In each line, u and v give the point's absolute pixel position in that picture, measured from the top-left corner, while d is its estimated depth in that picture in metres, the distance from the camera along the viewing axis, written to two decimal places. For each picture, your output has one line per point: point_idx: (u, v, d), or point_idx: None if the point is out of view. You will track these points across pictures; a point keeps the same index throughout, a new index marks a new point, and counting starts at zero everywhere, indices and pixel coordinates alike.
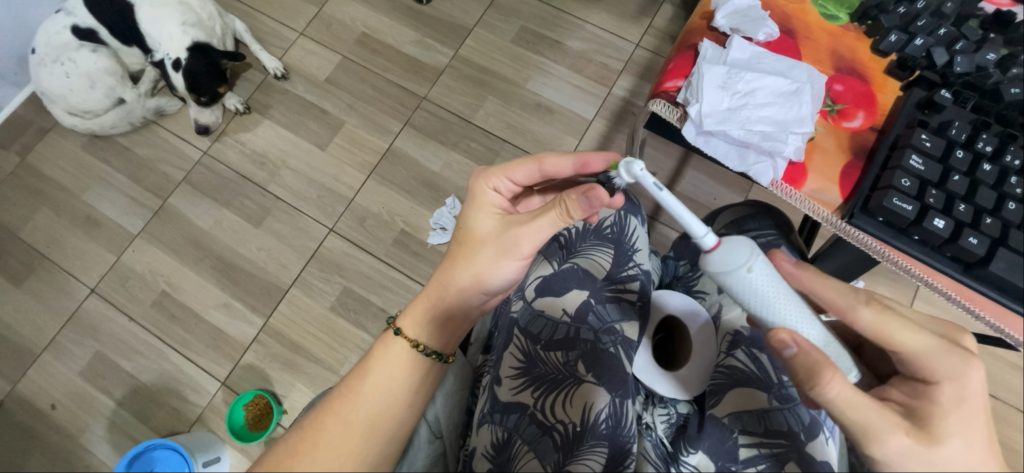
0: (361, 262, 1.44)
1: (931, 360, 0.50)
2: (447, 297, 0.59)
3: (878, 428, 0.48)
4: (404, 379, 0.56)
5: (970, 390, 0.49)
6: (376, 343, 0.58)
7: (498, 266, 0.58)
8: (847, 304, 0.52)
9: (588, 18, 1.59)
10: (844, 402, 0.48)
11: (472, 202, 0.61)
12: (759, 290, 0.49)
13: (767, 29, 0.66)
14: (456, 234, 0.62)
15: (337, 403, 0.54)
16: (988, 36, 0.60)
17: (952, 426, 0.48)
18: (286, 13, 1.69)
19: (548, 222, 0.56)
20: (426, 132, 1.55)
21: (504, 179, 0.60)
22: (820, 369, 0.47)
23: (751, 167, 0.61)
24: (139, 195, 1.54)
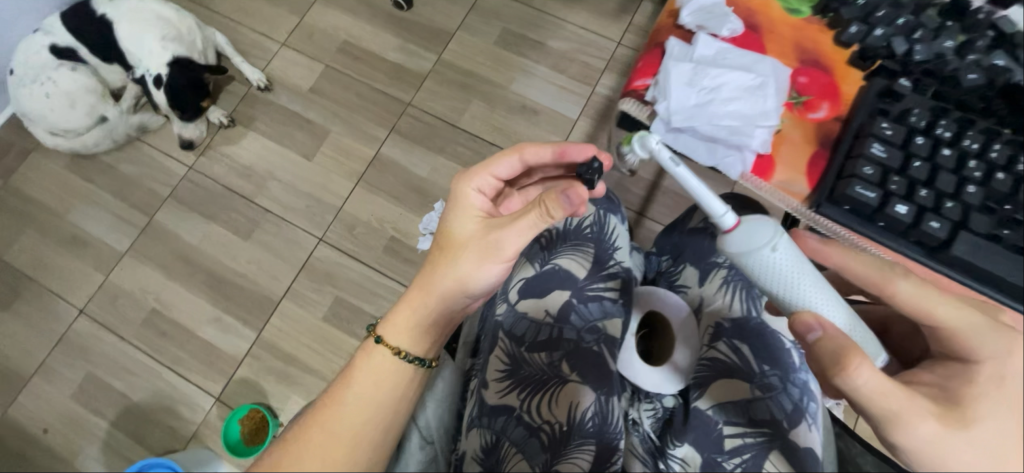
0: (352, 271, 1.44)
1: (979, 339, 0.51)
2: (429, 303, 0.59)
3: (911, 412, 0.49)
4: (389, 389, 0.56)
5: (1010, 373, 0.50)
6: (359, 351, 0.60)
7: (477, 271, 0.59)
8: (884, 279, 0.53)
9: (569, 18, 1.60)
10: (873, 390, 0.49)
11: (452, 207, 0.63)
12: (778, 274, 0.53)
13: (731, 25, 0.66)
14: (437, 238, 0.63)
15: (321, 412, 0.54)
16: (947, 24, 0.60)
17: (986, 409, 0.49)
18: (266, 23, 1.68)
19: (525, 224, 0.57)
20: (412, 137, 1.55)
21: (486, 178, 0.63)
22: (846, 353, 0.49)
23: (719, 161, 0.62)
24: (126, 213, 1.53)
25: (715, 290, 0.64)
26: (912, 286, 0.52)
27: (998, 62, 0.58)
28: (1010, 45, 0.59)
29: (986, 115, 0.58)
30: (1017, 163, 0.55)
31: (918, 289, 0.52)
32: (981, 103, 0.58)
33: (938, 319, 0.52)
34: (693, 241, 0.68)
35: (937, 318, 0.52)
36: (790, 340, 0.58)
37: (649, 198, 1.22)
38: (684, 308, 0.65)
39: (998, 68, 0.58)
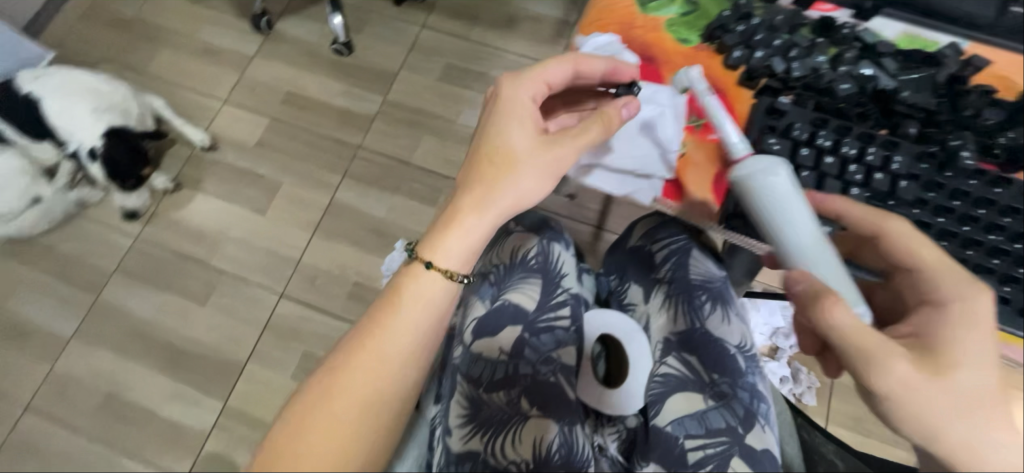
0: (318, 323, 1.41)
1: (947, 281, 0.48)
2: (483, 225, 0.57)
3: (882, 353, 0.47)
4: (435, 315, 0.59)
5: (982, 316, 0.47)
6: (401, 276, 0.59)
7: (538, 188, 0.57)
8: (880, 216, 0.50)
9: (508, 46, 1.59)
10: (848, 327, 0.47)
11: (502, 111, 0.58)
12: (777, 205, 0.50)
13: (626, 60, 0.60)
14: (481, 148, 0.58)
15: (367, 340, 0.56)
16: (817, 41, 0.56)
17: (963, 353, 0.46)
18: (204, 81, 1.60)
19: (587, 140, 0.57)
20: (366, 180, 1.53)
21: (541, 86, 0.58)
22: (822, 297, 0.47)
23: (633, 189, 0.61)
24: (71, 294, 1.45)
25: (659, 308, 0.67)
26: (903, 225, 0.49)
27: (869, 71, 0.55)
28: (881, 52, 0.55)
29: (866, 120, 0.53)
30: (892, 163, 0.52)
31: (906, 226, 0.49)
32: (861, 109, 0.54)
33: (916, 257, 0.49)
34: (634, 262, 0.72)
35: (918, 254, 0.49)
36: (734, 345, 0.60)
37: (604, 211, 1.25)
38: (637, 331, 0.67)
39: (870, 76, 0.54)
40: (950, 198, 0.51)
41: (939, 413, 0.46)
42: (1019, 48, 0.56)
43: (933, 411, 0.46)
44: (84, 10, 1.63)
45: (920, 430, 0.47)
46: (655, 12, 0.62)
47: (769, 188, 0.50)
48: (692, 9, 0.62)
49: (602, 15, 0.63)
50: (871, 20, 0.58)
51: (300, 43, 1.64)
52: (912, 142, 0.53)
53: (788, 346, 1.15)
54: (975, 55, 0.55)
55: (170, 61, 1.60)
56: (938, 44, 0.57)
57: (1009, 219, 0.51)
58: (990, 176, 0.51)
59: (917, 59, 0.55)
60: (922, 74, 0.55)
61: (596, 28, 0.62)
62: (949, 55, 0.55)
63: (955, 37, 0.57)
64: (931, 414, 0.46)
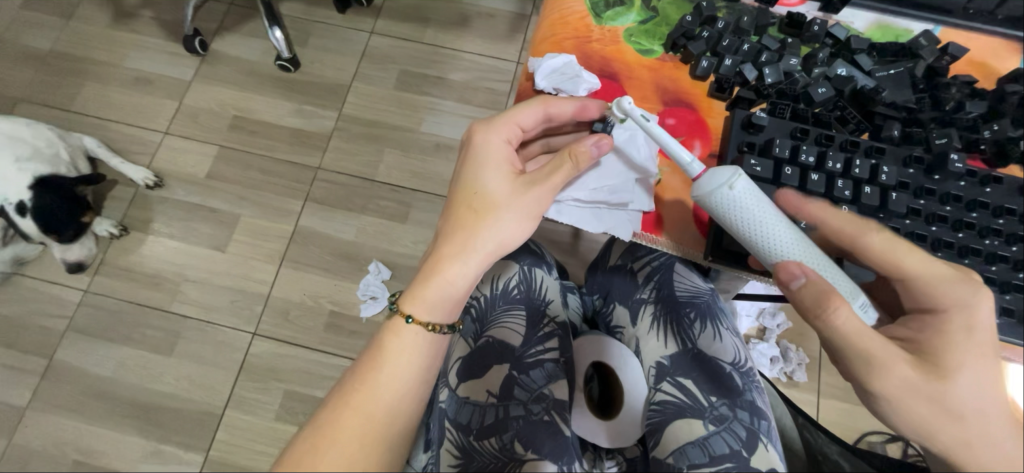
0: (298, 360, 1.24)
1: (944, 286, 0.46)
2: (464, 273, 0.51)
3: (883, 358, 0.45)
4: (425, 363, 0.51)
5: (983, 319, 0.45)
6: (384, 330, 0.52)
7: (521, 229, 0.51)
8: (857, 230, 0.46)
9: (463, 48, 1.47)
10: (850, 332, 0.45)
11: (475, 156, 0.52)
12: (755, 213, 0.45)
13: (588, 83, 0.53)
14: (456, 195, 0.52)
15: (351, 397, 0.48)
16: (787, 41, 0.53)
17: (962, 358, 0.44)
18: (139, 113, 1.40)
19: (565, 176, 0.51)
20: (330, 203, 1.34)
21: (512, 127, 0.52)
22: (826, 295, 0.44)
23: (608, 225, 0.54)
24: (17, 360, 1.22)
25: (647, 330, 0.65)
26: (882, 237, 0.46)
27: (844, 70, 0.51)
28: (855, 48, 0.52)
29: (846, 126, 0.50)
30: (881, 174, 0.48)
31: (885, 238, 0.46)
32: (839, 113, 0.51)
33: (906, 269, 0.46)
34: (618, 280, 0.71)
35: (903, 266, 0.46)
36: (729, 363, 0.59)
37: None
38: (631, 357, 0.65)
39: (847, 77, 0.51)
40: (943, 204, 0.48)
41: (937, 418, 0.45)
42: (991, 31, 0.54)
43: (931, 416, 0.45)
44: None
45: (917, 433, 0.47)
46: (612, 22, 0.55)
47: (730, 203, 0.46)
48: (652, 15, 0.55)
49: (553, 30, 0.55)
50: (838, 12, 0.55)
51: (240, 63, 1.45)
52: (896, 145, 0.50)
53: (774, 326, 1.11)
54: (951, 42, 0.53)
55: (98, 95, 1.41)
56: (910, 33, 0.54)
57: (1004, 220, 0.48)
58: (980, 175, 0.49)
59: (892, 52, 0.53)
60: (901, 69, 0.51)
61: (549, 47, 0.54)
62: (926, 46, 0.52)
63: (926, 23, 0.54)
64: (928, 419, 0.45)
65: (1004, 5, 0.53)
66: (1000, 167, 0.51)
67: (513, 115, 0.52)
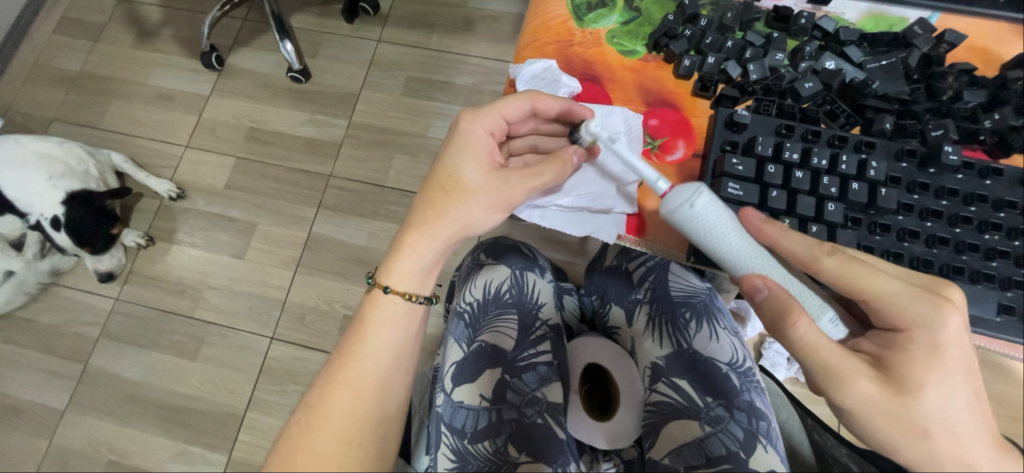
0: (313, 363, 1.27)
1: (905, 304, 0.44)
2: (433, 248, 0.51)
3: (846, 374, 0.44)
4: (406, 333, 0.52)
5: (947, 337, 0.43)
6: (364, 303, 0.53)
7: (488, 215, 0.51)
8: (812, 255, 0.45)
9: (470, 51, 1.47)
10: (807, 348, 0.44)
11: (456, 140, 0.52)
12: (716, 230, 0.45)
13: (568, 87, 0.54)
14: (434, 175, 0.52)
15: (340, 372, 0.50)
16: (772, 36, 0.51)
17: (925, 376, 0.43)
18: (162, 128, 1.46)
19: (542, 177, 0.50)
20: (342, 209, 1.37)
21: (496, 119, 0.52)
22: (788, 309, 0.43)
23: (591, 229, 0.54)
24: (57, 366, 1.29)
25: (642, 330, 0.69)
26: (838, 260, 0.44)
27: (833, 63, 0.50)
28: (845, 39, 0.50)
29: (835, 120, 0.49)
30: (870, 170, 0.46)
31: (843, 262, 0.44)
32: (828, 109, 0.50)
33: (869, 288, 0.44)
34: (613, 282, 0.75)
35: (867, 288, 0.44)
36: (726, 363, 0.61)
37: None
38: (630, 361, 0.70)
39: (835, 70, 0.49)
40: (937, 199, 0.47)
41: (900, 434, 0.44)
42: (996, 15, 0.51)
43: (893, 434, 0.44)
44: (28, 71, 1.51)
45: (881, 447, 0.46)
46: (594, 24, 0.55)
47: (691, 223, 0.45)
48: (634, 15, 0.55)
49: (535, 35, 0.55)
50: (829, 4, 0.53)
51: (255, 76, 1.50)
52: (888, 138, 0.48)
53: None
54: (948, 29, 0.50)
55: (124, 113, 1.48)
56: (905, 21, 0.52)
57: (1004, 214, 0.46)
58: (979, 167, 0.47)
59: (884, 42, 0.51)
60: (893, 59, 0.49)
61: (531, 52, 0.55)
62: (920, 34, 0.50)
63: (923, 10, 0.51)
64: (894, 435, 0.44)
65: None
66: (1003, 157, 0.49)
67: (500, 109, 0.51)
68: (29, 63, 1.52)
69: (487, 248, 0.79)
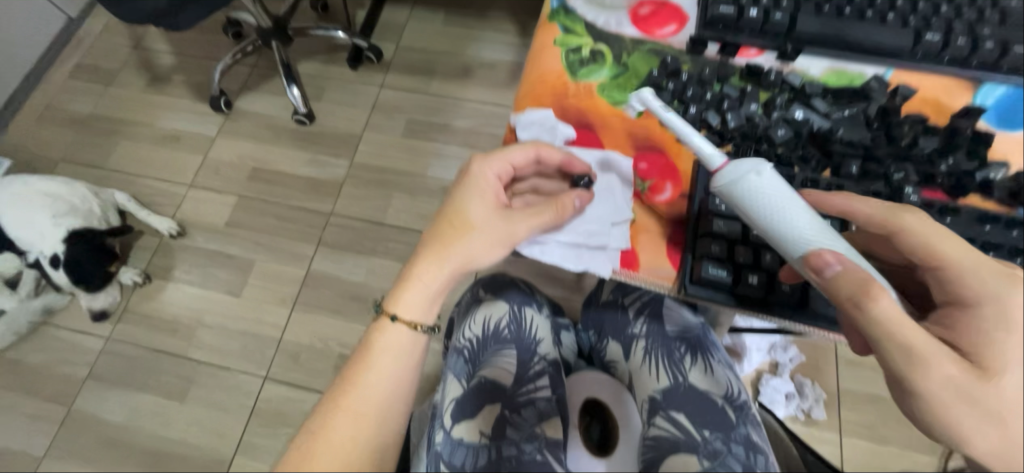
0: (306, 403, 1.24)
1: (981, 278, 0.44)
2: (438, 280, 0.54)
3: (926, 350, 0.42)
4: (410, 362, 0.54)
5: (1021, 315, 0.43)
6: (371, 330, 0.55)
7: (489, 252, 0.53)
8: (892, 214, 0.46)
9: (468, 96, 1.55)
10: (887, 322, 0.42)
11: (467, 182, 0.56)
12: (776, 204, 0.44)
13: (564, 134, 0.58)
14: (444, 212, 0.56)
15: (344, 398, 0.51)
16: (747, 90, 0.56)
17: (1000, 354, 0.42)
18: (166, 168, 1.50)
19: (542, 219, 0.53)
20: (341, 246, 1.39)
21: (502, 163, 0.56)
22: (865, 282, 0.41)
23: (589, 265, 0.53)
24: (38, 409, 1.25)
25: (639, 364, 0.70)
26: (920, 219, 0.46)
27: (802, 113, 0.55)
28: (811, 93, 0.56)
29: (808, 164, 0.53)
30: (840, 208, 0.50)
31: (925, 222, 0.45)
32: (800, 153, 0.54)
33: (943, 256, 0.45)
34: (609, 317, 0.76)
35: (941, 254, 0.45)
36: (721, 398, 0.63)
37: None
38: (627, 393, 0.72)
39: (804, 120, 0.54)
40: None
41: (975, 419, 0.42)
42: (942, 71, 0.56)
43: (969, 419, 0.42)
44: (38, 113, 1.56)
45: (953, 438, 0.44)
46: (586, 78, 0.60)
47: (758, 191, 0.44)
48: (623, 70, 0.60)
49: (533, 87, 0.60)
50: (795, 60, 0.59)
51: (261, 118, 1.56)
52: (857, 180, 0.52)
53: (788, 360, 1.06)
54: (901, 83, 0.56)
55: (131, 153, 1.52)
56: (864, 76, 0.57)
57: (967, 248, 0.49)
58: (939, 206, 0.50)
59: (846, 95, 0.56)
60: (854, 109, 0.55)
61: (530, 102, 0.59)
62: (877, 88, 0.55)
63: (878, 67, 0.57)
64: (968, 419, 0.42)
65: (948, 48, 0.55)
66: (959, 197, 0.52)
67: (506, 154, 0.56)
68: (40, 105, 1.56)
69: (487, 284, 0.81)
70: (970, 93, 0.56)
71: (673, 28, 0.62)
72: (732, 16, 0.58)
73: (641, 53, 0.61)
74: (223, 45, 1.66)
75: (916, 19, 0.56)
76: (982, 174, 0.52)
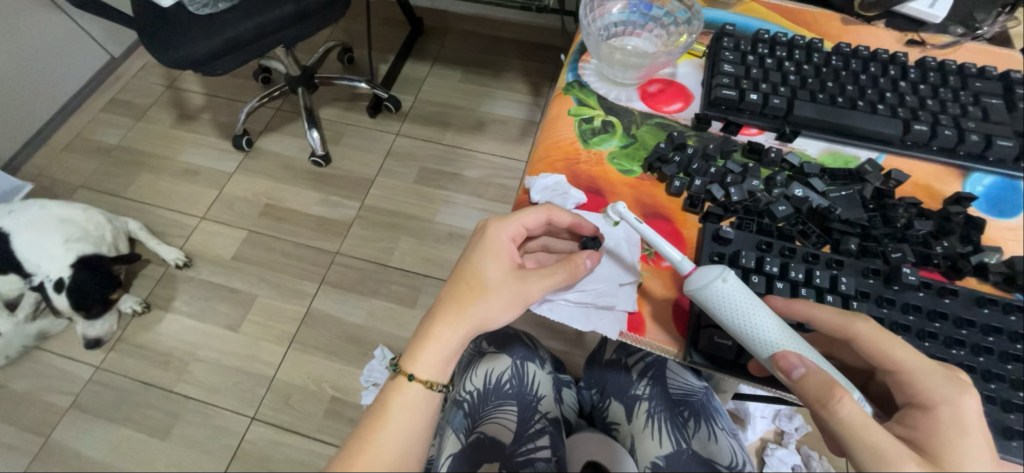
0: (292, 449, 1.18)
1: (930, 380, 0.45)
2: (453, 340, 0.54)
3: (887, 455, 0.42)
4: (423, 421, 0.55)
5: (972, 418, 0.43)
6: (386, 388, 0.56)
7: (505, 313, 0.54)
8: (845, 322, 0.47)
9: (479, 148, 1.62)
10: (851, 423, 0.43)
11: (482, 244, 0.57)
12: (744, 306, 0.47)
13: (575, 197, 0.60)
14: (459, 272, 0.57)
15: (358, 458, 0.51)
16: (748, 166, 0.60)
17: (961, 458, 0.42)
18: (182, 200, 1.54)
19: (556, 280, 0.55)
20: (344, 286, 1.40)
21: (516, 225, 0.58)
22: (830, 385, 0.43)
23: (596, 325, 0.53)
24: (15, 439, 1.20)
25: (641, 427, 0.69)
26: (871, 326, 0.47)
27: (801, 191, 0.58)
28: (809, 172, 0.59)
29: (808, 239, 0.55)
30: (841, 284, 0.51)
31: (875, 328, 0.47)
32: (800, 229, 0.56)
33: (897, 359, 0.46)
34: (612, 375, 0.77)
35: (895, 359, 0.46)
36: (725, 465, 0.61)
37: None
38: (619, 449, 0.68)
39: (803, 197, 0.57)
40: (905, 313, 0.50)
41: None
42: (932, 159, 0.60)
43: None
44: (68, 141, 1.62)
45: None
46: (597, 146, 0.64)
47: (724, 295, 0.47)
48: (632, 141, 0.64)
49: (547, 152, 0.64)
50: (793, 141, 0.63)
51: (280, 157, 1.62)
52: (855, 257, 0.54)
53: (793, 429, 1.02)
54: (893, 168, 0.59)
55: (150, 183, 1.56)
56: (858, 159, 0.61)
57: (966, 330, 0.50)
58: (937, 287, 0.51)
59: (843, 176, 0.59)
60: (851, 190, 0.58)
61: (544, 167, 0.63)
62: (871, 171, 0.59)
63: (871, 151, 0.61)
64: None
65: (936, 138, 0.59)
66: (956, 279, 0.53)
67: (520, 217, 0.57)
68: (72, 135, 1.63)
69: (490, 337, 0.81)
70: (960, 179, 0.60)
71: (679, 105, 0.66)
72: (734, 99, 0.62)
73: (650, 127, 0.65)
74: (252, 89, 1.76)
75: (906, 110, 0.60)
76: (977, 257, 0.54)
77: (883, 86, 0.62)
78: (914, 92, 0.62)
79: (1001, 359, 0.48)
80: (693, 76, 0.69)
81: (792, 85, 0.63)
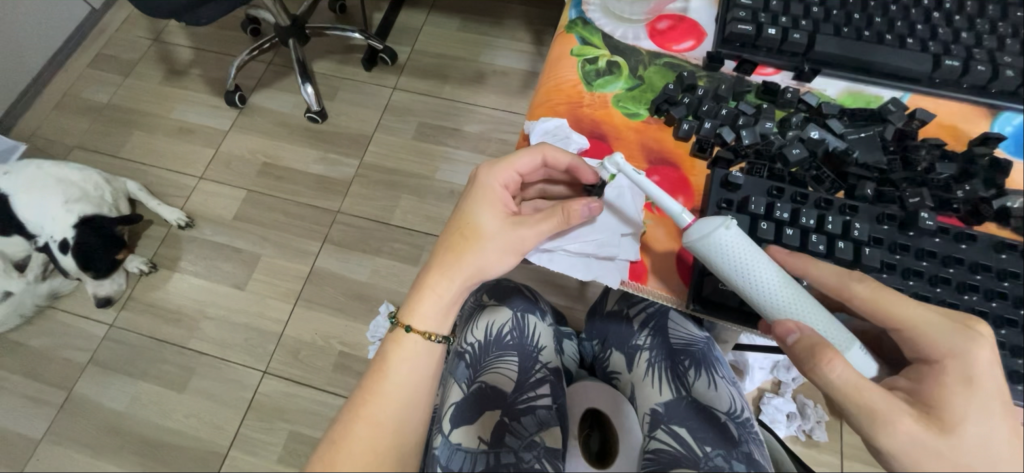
0: (304, 400, 1.23)
1: (937, 336, 0.44)
2: (450, 290, 0.54)
3: (883, 411, 0.42)
4: (426, 371, 0.55)
5: (983, 370, 0.43)
6: (387, 341, 0.56)
7: (501, 261, 0.53)
8: (841, 283, 0.46)
9: (479, 102, 1.56)
10: (845, 387, 0.43)
11: (474, 193, 0.56)
12: (743, 265, 0.45)
13: (577, 144, 0.57)
14: (453, 222, 0.56)
15: (363, 407, 0.52)
16: (762, 107, 0.57)
17: (965, 411, 0.42)
18: (178, 160, 1.51)
19: (552, 226, 0.53)
20: (347, 244, 1.40)
21: (509, 171, 0.56)
22: (819, 350, 0.43)
23: (597, 273, 0.53)
24: (39, 392, 1.24)
25: (642, 375, 0.70)
26: (868, 287, 0.45)
27: (817, 133, 0.55)
28: (827, 113, 0.56)
29: (821, 184, 0.53)
30: (853, 230, 0.49)
31: (871, 288, 0.45)
32: (815, 174, 0.53)
33: (900, 316, 0.45)
34: (614, 326, 0.77)
35: (896, 317, 0.45)
36: (724, 412, 0.62)
37: None
38: (622, 399, 0.70)
39: (819, 139, 0.54)
40: (918, 259, 0.49)
41: None
42: (960, 98, 0.56)
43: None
44: (57, 100, 1.58)
45: None
46: (601, 89, 0.60)
47: (722, 251, 0.45)
48: (638, 82, 0.60)
49: (548, 96, 0.60)
50: (812, 81, 0.59)
51: (275, 114, 1.57)
52: (870, 202, 0.52)
53: (790, 380, 1.03)
54: (918, 108, 0.56)
55: (145, 143, 1.53)
56: (881, 99, 0.58)
57: (981, 276, 0.48)
58: (953, 232, 0.50)
59: (863, 116, 0.56)
60: (871, 132, 0.54)
61: (544, 111, 0.59)
62: (894, 111, 0.55)
63: (896, 91, 0.57)
64: None
65: (967, 75, 0.55)
66: (975, 224, 0.52)
67: (513, 163, 0.55)
68: (60, 93, 1.58)
69: (490, 290, 0.81)
70: (989, 119, 0.56)
71: (690, 43, 0.62)
72: (750, 34, 0.58)
73: (658, 67, 0.61)
74: (242, 42, 1.68)
75: (937, 44, 0.56)
76: (1000, 202, 0.51)
77: (913, 17, 0.57)
78: (947, 23, 0.57)
79: (1014, 305, 0.47)
80: (707, 11, 0.64)
81: (815, 18, 0.58)
